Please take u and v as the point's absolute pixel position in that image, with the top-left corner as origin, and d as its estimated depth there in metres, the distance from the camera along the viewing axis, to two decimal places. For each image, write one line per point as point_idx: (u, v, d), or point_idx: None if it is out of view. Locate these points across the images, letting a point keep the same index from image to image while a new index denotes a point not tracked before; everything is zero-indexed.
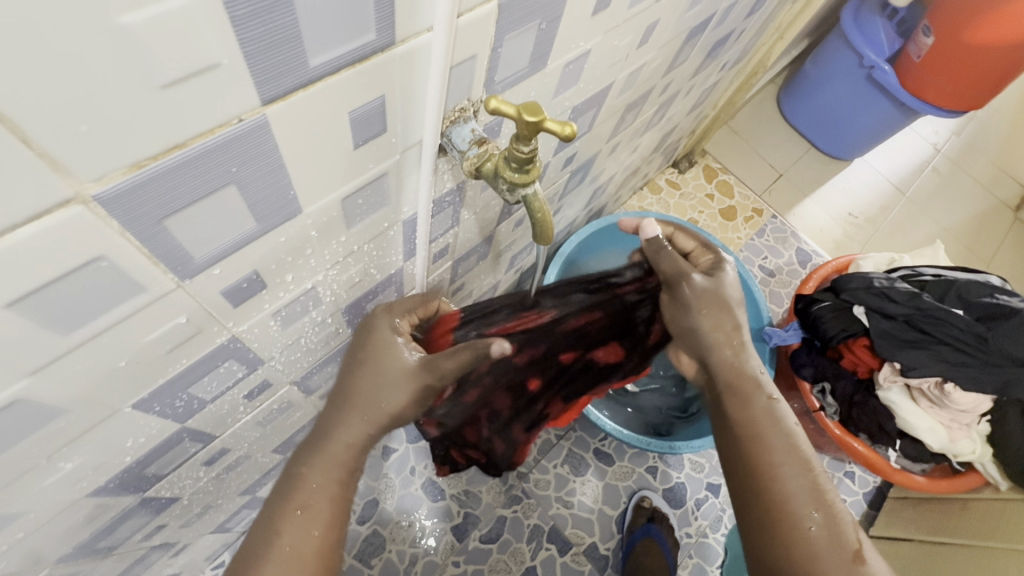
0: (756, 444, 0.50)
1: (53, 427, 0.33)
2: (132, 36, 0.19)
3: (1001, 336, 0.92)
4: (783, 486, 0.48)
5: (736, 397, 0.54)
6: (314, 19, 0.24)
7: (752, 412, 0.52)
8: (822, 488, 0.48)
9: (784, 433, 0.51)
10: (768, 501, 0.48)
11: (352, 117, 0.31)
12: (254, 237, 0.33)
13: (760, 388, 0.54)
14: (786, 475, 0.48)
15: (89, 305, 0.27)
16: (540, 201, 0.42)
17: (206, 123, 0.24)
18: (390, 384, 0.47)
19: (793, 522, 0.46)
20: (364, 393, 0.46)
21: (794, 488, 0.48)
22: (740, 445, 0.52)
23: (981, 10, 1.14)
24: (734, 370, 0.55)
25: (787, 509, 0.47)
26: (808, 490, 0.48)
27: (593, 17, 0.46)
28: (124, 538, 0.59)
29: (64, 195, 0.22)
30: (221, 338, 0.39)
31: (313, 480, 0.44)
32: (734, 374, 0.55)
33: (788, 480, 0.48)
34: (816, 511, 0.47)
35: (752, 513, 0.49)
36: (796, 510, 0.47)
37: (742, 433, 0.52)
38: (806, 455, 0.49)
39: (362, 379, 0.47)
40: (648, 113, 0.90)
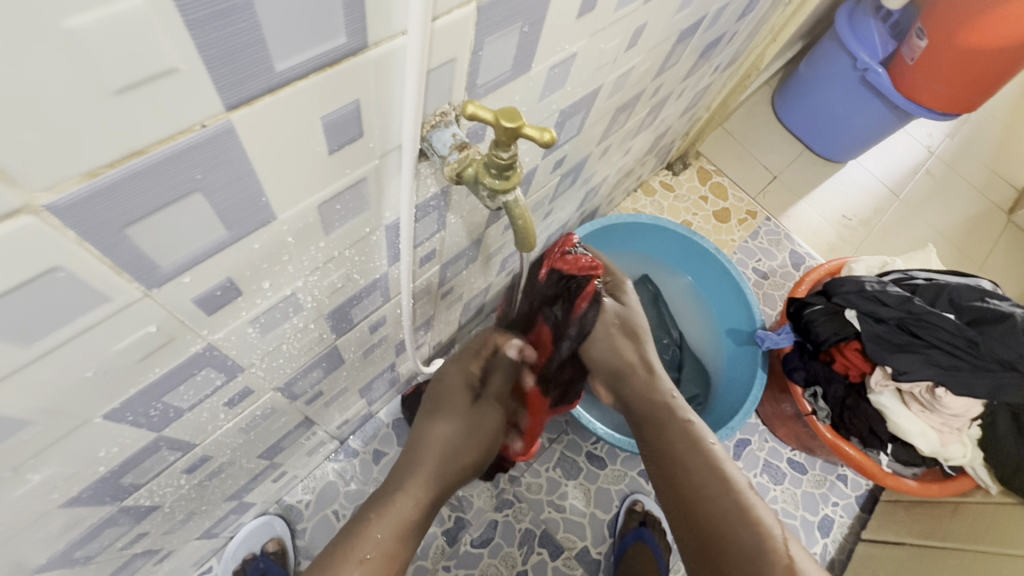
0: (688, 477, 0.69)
1: (20, 438, 0.32)
2: (78, 40, 0.18)
3: (993, 340, 0.91)
4: (732, 521, 0.64)
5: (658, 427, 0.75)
6: (278, 22, 0.23)
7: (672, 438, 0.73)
8: (748, 503, 0.65)
9: (704, 456, 0.70)
10: (711, 520, 0.65)
11: (325, 122, 0.30)
12: (227, 244, 0.32)
13: (674, 414, 0.75)
14: (718, 501, 0.65)
15: (49, 316, 0.27)
16: (521, 207, 0.41)
17: (164, 130, 0.23)
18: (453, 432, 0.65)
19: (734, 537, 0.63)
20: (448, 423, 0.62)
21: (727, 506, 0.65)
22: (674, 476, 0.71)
23: (974, 13, 1.14)
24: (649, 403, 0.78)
25: (728, 527, 0.64)
26: (737, 510, 0.64)
27: (578, 19, 0.45)
28: (103, 547, 0.58)
29: (15, 204, 0.21)
30: (197, 346, 0.39)
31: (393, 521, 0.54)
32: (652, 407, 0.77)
33: (718, 497, 0.66)
34: (757, 536, 0.62)
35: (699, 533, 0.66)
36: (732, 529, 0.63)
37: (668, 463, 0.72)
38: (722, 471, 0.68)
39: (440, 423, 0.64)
40: (639, 115, 0.89)
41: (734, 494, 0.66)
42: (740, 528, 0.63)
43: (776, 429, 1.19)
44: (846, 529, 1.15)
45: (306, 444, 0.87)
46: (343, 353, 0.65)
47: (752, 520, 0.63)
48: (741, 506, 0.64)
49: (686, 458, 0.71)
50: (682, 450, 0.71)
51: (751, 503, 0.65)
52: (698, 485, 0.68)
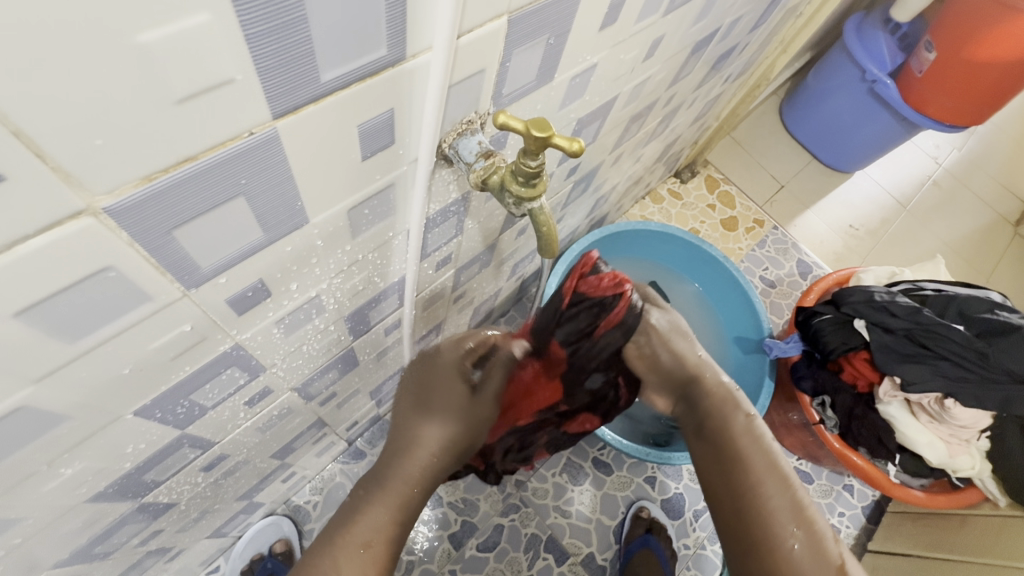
0: (739, 473, 0.53)
1: (56, 433, 0.33)
2: (148, 53, 0.19)
3: (1000, 350, 0.92)
4: (782, 528, 0.49)
5: (718, 415, 0.57)
6: (328, 36, 0.24)
7: (733, 429, 0.56)
8: (808, 511, 0.51)
9: (765, 451, 0.54)
10: (758, 533, 0.50)
11: (362, 129, 0.31)
12: (262, 247, 0.33)
13: (738, 404, 0.57)
14: (772, 506, 0.50)
15: (96, 314, 0.27)
16: (546, 214, 0.42)
17: (216, 136, 0.24)
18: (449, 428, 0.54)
19: (780, 541, 0.49)
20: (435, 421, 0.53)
21: (776, 505, 0.50)
22: (719, 471, 0.55)
23: (983, 26, 1.15)
24: (715, 394, 0.59)
25: (775, 537, 0.49)
26: (793, 512, 0.50)
27: (600, 32, 0.46)
28: (120, 543, 0.59)
29: (77, 207, 0.22)
30: (225, 345, 0.39)
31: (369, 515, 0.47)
32: (714, 393, 0.59)
33: (769, 502, 0.51)
34: (812, 549, 0.48)
35: (738, 537, 0.52)
36: (781, 537, 0.49)
37: (721, 453, 0.55)
38: (785, 472, 0.52)
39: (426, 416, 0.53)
40: (651, 124, 0.90)
41: (793, 495, 0.51)
42: (787, 535, 0.49)
43: (783, 437, 1.19)
44: (852, 540, 1.15)
45: (316, 445, 0.87)
46: (358, 355, 0.65)
47: (813, 531, 0.49)
48: (800, 511, 0.50)
49: (741, 452, 0.54)
50: (734, 444, 0.55)
51: (807, 505, 0.51)
52: (751, 490, 0.52)
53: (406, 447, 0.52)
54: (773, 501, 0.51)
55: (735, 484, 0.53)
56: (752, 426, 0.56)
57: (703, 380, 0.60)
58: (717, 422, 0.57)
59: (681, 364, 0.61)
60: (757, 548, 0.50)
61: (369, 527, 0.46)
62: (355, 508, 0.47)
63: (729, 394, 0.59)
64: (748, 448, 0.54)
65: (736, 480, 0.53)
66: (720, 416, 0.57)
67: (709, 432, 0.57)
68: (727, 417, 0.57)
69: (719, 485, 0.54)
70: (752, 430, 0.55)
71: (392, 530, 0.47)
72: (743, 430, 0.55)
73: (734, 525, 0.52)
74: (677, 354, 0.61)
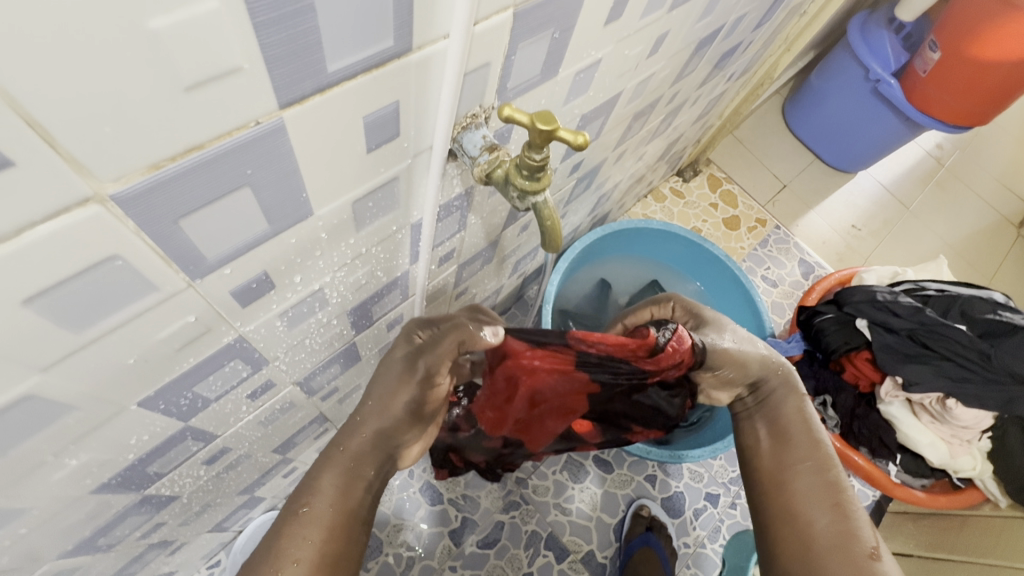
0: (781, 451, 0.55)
1: (63, 424, 0.33)
2: (159, 40, 0.19)
3: (1004, 351, 0.92)
4: (814, 506, 0.50)
5: (773, 398, 0.59)
6: (335, 26, 0.24)
7: (785, 412, 0.58)
8: (847, 495, 0.51)
9: (810, 433, 0.56)
10: (790, 506, 0.52)
11: (367, 121, 0.31)
12: (266, 238, 0.33)
13: (796, 390, 0.59)
14: (808, 483, 0.52)
15: (102, 303, 0.28)
16: (550, 208, 0.43)
17: (224, 125, 0.24)
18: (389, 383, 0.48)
19: (808, 518, 0.50)
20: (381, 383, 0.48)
21: (809, 483, 0.52)
22: (765, 447, 0.57)
23: (987, 23, 1.14)
24: (779, 379, 0.60)
25: (806, 513, 0.50)
26: (829, 492, 0.51)
27: (605, 27, 0.46)
28: (123, 535, 0.59)
29: (85, 194, 0.22)
30: (228, 337, 0.40)
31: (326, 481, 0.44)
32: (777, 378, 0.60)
33: (802, 480, 0.52)
34: (841, 530, 0.48)
35: (770, 512, 0.53)
36: (810, 514, 0.50)
37: (771, 431, 0.57)
38: (826, 454, 0.53)
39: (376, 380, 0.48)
40: (654, 122, 0.90)
41: (832, 477, 0.52)
42: (819, 512, 0.50)
43: None
44: None
45: (318, 440, 0.87)
46: (360, 350, 0.66)
47: (848, 517, 0.49)
48: (837, 493, 0.50)
49: (787, 430, 0.56)
50: (785, 423, 0.57)
51: (848, 491, 0.51)
52: (791, 465, 0.54)
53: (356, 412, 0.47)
54: (811, 479, 0.52)
55: (776, 460, 0.55)
56: (802, 408, 0.58)
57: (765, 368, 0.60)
58: (773, 403, 0.59)
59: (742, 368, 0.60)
60: (787, 519, 0.51)
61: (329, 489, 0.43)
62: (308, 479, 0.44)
63: (789, 379, 0.60)
64: (794, 429, 0.56)
65: (780, 454, 0.55)
66: (773, 397, 0.59)
67: (762, 411, 0.60)
68: (780, 396, 0.59)
69: (761, 460, 0.56)
70: (801, 413, 0.57)
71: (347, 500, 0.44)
72: (792, 413, 0.57)
73: (769, 501, 0.54)
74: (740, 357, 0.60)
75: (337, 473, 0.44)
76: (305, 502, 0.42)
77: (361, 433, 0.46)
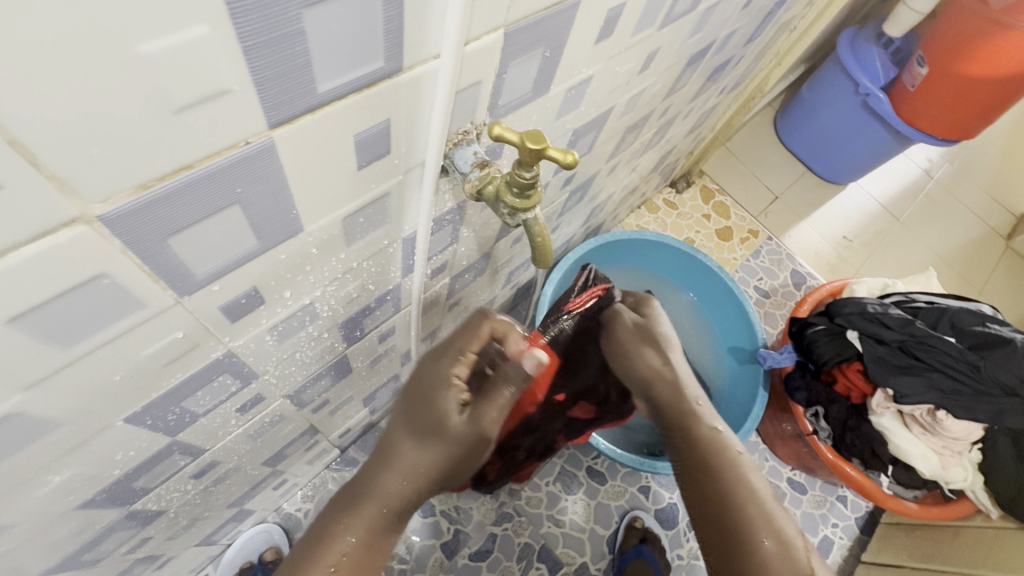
0: (704, 483, 0.56)
1: (48, 440, 0.33)
2: (149, 63, 0.20)
3: (992, 364, 0.93)
4: (752, 534, 0.52)
5: (684, 429, 0.59)
6: (324, 49, 0.24)
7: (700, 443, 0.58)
8: (775, 513, 0.53)
9: (729, 459, 0.56)
10: (731, 541, 0.53)
11: (358, 139, 0.31)
12: (256, 254, 0.33)
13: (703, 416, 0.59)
14: (743, 514, 0.53)
15: (89, 322, 0.27)
16: (540, 224, 0.43)
17: (211, 146, 0.24)
18: (423, 444, 0.46)
19: (753, 548, 0.51)
20: (411, 437, 0.46)
21: (745, 514, 0.53)
22: (691, 480, 0.57)
23: (973, 42, 1.17)
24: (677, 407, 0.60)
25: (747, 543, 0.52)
26: (763, 519, 0.53)
27: (595, 45, 0.46)
28: (109, 551, 0.58)
29: (71, 214, 0.22)
30: (217, 352, 0.39)
31: (341, 537, 0.44)
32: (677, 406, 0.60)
33: (738, 512, 0.53)
34: (783, 552, 0.51)
35: (715, 548, 0.54)
36: (754, 543, 0.51)
37: (692, 463, 0.57)
38: (751, 481, 0.55)
39: (404, 436, 0.46)
40: (646, 135, 0.91)
41: (761, 505, 0.53)
42: (759, 541, 0.52)
43: (776, 448, 1.19)
44: (844, 552, 1.14)
45: (309, 452, 0.87)
46: (352, 362, 0.65)
47: (784, 538, 0.52)
48: (767, 516, 0.53)
49: (707, 462, 0.56)
50: (702, 456, 0.57)
51: (775, 512, 0.53)
52: (720, 500, 0.54)
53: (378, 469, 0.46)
54: (744, 510, 0.53)
55: (704, 495, 0.55)
56: (715, 435, 0.58)
57: (662, 384, 0.61)
58: (684, 435, 0.59)
59: (645, 368, 0.63)
60: (732, 554, 0.52)
61: (336, 552, 0.43)
62: (325, 531, 0.45)
63: (692, 407, 0.60)
64: (715, 456, 0.56)
65: (704, 491, 0.55)
66: (685, 428, 0.59)
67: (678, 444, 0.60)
68: (691, 425, 0.59)
69: (691, 496, 0.57)
70: (716, 440, 0.57)
71: (364, 554, 0.45)
72: (709, 439, 0.58)
73: (708, 536, 0.55)
74: (644, 358, 0.63)
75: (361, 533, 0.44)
76: (331, 563, 0.43)
77: (379, 499, 0.45)
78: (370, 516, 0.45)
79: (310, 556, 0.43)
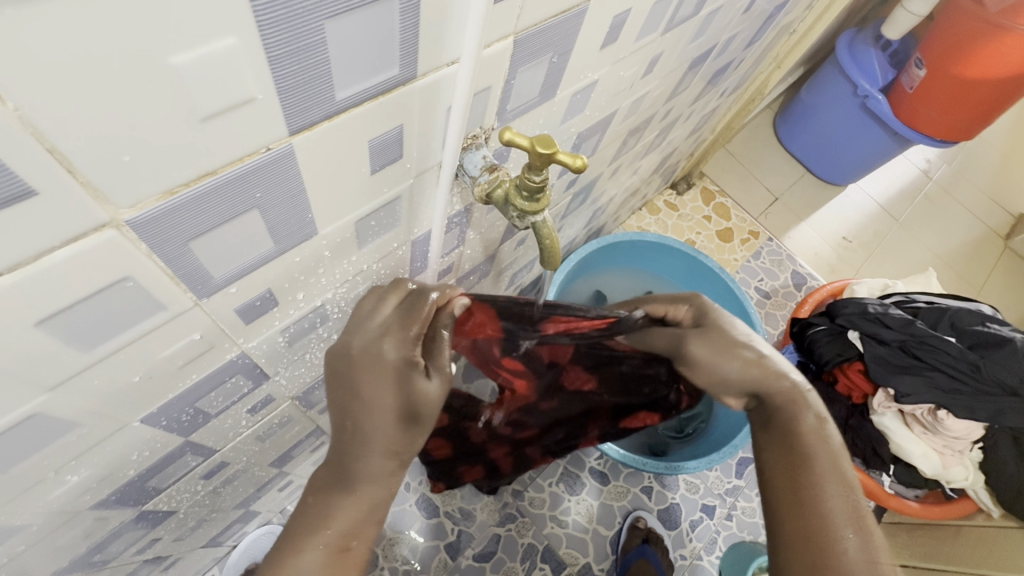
0: (789, 460, 0.45)
1: (66, 440, 0.34)
2: (179, 74, 0.20)
3: (993, 362, 0.93)
4: (835, 529, 0.41)
5: (780, 404, 0.48)
6: (343, 58, 0.25)
7: (797, 424, 0.46)
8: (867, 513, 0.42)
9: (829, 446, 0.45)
10: (810, 529, 0.41)
11: (372, 144, 0.32)
12: (272, 257, 0.34)
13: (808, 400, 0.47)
14: (833, 505, 0.42)
15: (111, 324, 0.28)
16: (548, 227, 0.43)
17: (234, 152, 0.25)
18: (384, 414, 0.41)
19: (834, 544, 0.40)
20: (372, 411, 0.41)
21: (831, 505, 0.42)
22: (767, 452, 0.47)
23: (970, 45, 1.18)
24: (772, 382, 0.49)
25: (825, 534, 0.41)
26: (855, 517, 0.41)
27: (601, 50, 0.47)
28: (118, 551, 0.58)
29: (101, 219, 0.23)
30: (231, 354, 0.40)
31: (337, 516, 0.39)
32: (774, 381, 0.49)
33: (826, 501, 0.42)
34: (875, 561, 0.39)
35: (783, 535, 0.43)
36: (836, 538, 0.40)
37: (777, 436, 0.46)
38: (848, 473, 0.44)
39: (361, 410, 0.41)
40: (649, 137, 0.92)
41: (854, 498, 0.42)
42: (842, 535, 0.41)
43: None
44: None
45: (314, 453, 0.87)
46: None
47: (877, 542, 0.40)
48: (859, 515, 0.42)
49: (800, 442, 0.45)
50: (794, 435, 0.46)
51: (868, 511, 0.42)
52: (808, 486, 0.43)
53: (347, 446, 0.41)
54: (825, 497, 0.42)
55: (785, 472, 0.44)
56: (816, 420, 0.46)
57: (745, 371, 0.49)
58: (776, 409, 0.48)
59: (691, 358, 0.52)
60: (802, 541, 0.41)
61: (336, 531, 0.39)
62: (315, 507, 0.40)
63: (793, 384, 0.48)
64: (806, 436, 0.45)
65: (786, 470, 0.44)
66: (782, 403, 0.47)
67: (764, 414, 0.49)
68: (786, 402, 0.47)
69: (763, 469, 0.46)
70: (817, 423, 0.46)
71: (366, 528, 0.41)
72: (808, 420, 0.46)
73: (779, 521, 0.43)
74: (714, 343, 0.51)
75: (352, 506, 0.40)
76: (329, 533, 0.39)
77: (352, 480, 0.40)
78: (359, 493, 0.40)
79: (289, 543, 0.38)
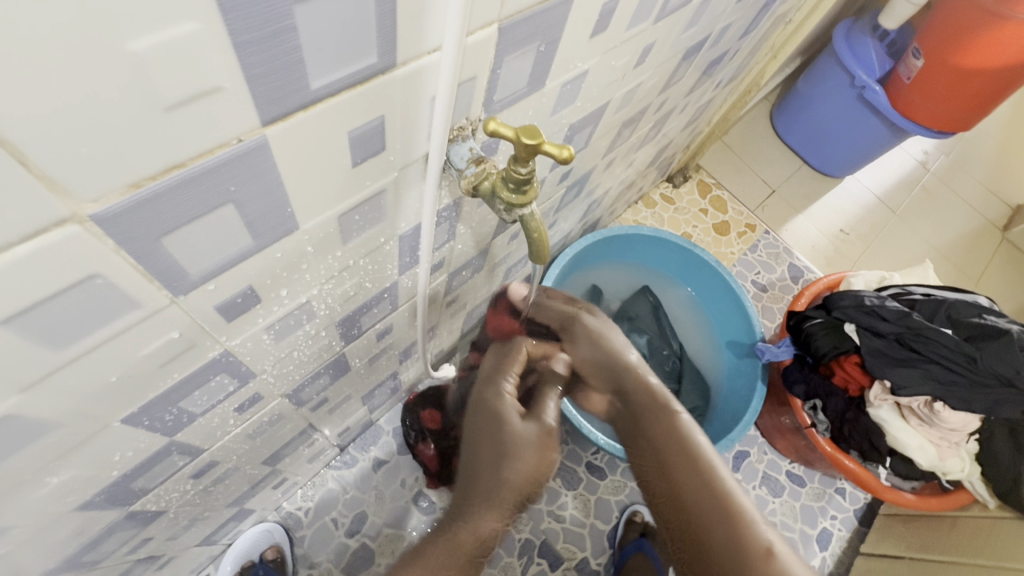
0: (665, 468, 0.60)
1: (46, 442, 0.33)
2: (139, 62, 0.19)
3: (988, 354, 0.92)
4: (702, 519, 0.55)
5: (656, 421, 0.63)
6: (316, 44, 0.24)
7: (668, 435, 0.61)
8: (728, 499, 0.55)
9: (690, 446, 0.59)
10: (690, 523, 0.56)
11: (352, 136, 0.31)
12: (251, 253, 0.33)
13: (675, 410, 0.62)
14: (693, 495, 0.56)
15: (83, 322, 0.27)
16: (536, 220, 0.42)
17: (204, 143, 0.24)
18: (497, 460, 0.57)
19: (703, 531, 0.54)
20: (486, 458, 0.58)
21: (693, 499, 0.56)
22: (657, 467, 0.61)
23: (968, 34, 1.16)
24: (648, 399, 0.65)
25: (697, 530, 0.55)
26: (715, 498, 0.55)
27: (591, 39, 0.46)
28: (110, 551, 0.58)
29: (62, 214, 0.22)
30: (213, 352, 0.39)
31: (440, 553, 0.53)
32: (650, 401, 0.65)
33: (688, 495, 0.56)
34: (729, 536, 0.52)
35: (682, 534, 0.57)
36: (703, 527, 0.54)
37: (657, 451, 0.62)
38: (707, 465, 0.57)
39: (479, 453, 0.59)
40: (643, 129, 0.90)
41: (713, 483, 0.56)
42: (710, 526, 0.54)
43: (774, 441, 1.20)
44: (843, 543, 1.15)
45: (308, 450, 0.87)
46: (350, 361, 0.65)
47: (735, 515, 0.53)
48: (716, 496, 0.55)
49: (667, 454, 0.60)
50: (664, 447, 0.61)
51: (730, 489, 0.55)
52: (677, 485, 0.58)
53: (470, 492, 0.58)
54: (688, 494, 0.57)
55: (665, 480, 0.60)
56: (678, 425, 0.61)
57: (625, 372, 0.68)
58: (654, 425, 0.63)
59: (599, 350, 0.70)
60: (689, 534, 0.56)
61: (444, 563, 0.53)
62: (424, 547, 0.54)
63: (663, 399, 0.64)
64: (676, 444, 0.60)
65: (667, 479, 0.59)
66: (654, 420, 0.63)
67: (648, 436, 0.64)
68: (657, 418, 0.63)
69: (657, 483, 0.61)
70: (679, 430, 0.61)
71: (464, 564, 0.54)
72: (673, 429, 0.61)
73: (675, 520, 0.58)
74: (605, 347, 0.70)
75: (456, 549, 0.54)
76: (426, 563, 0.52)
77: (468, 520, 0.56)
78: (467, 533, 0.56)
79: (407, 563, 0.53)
